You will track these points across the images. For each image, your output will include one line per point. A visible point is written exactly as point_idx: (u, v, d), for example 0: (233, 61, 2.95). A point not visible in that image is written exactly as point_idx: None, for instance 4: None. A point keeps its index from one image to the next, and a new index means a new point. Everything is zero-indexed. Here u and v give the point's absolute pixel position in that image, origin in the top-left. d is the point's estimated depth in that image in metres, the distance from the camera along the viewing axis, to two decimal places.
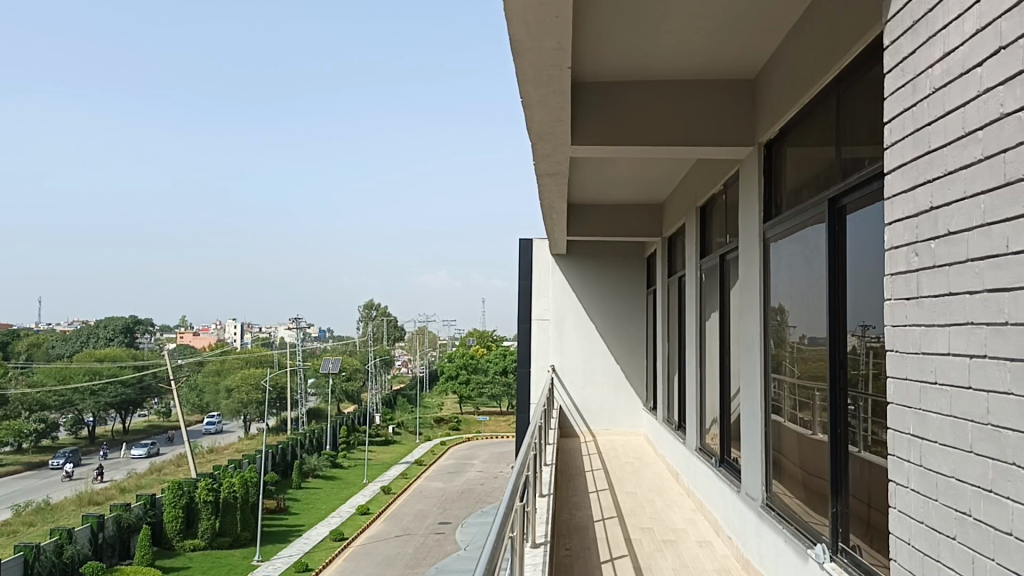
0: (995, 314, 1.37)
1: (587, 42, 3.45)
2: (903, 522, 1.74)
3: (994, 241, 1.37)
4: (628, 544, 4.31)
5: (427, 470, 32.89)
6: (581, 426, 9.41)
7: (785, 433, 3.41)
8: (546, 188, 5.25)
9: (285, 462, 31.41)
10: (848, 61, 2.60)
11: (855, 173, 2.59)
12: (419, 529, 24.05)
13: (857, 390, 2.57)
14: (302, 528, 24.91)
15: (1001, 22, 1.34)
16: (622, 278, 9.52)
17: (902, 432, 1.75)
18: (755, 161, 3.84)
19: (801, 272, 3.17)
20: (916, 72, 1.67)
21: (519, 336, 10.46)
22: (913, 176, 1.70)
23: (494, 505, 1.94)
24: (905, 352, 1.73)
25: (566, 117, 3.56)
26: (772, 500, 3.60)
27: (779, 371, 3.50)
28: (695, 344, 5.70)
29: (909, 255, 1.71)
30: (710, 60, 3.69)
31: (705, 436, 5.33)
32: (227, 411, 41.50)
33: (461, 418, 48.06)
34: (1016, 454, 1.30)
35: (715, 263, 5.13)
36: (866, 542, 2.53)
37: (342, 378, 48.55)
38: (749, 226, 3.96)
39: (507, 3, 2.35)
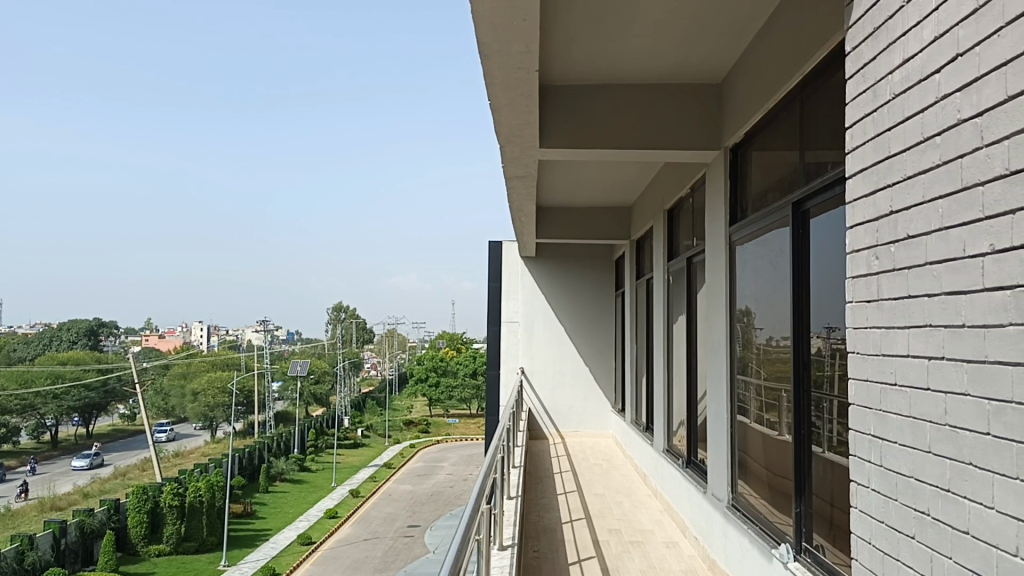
0: (953, 316, 1.39)
1: (556, 45, 3.46)
2: (864, 521, 1.76)
3: (952, 245, 1.39)
4: (596, 545, 4.33)
5: (395, 474, 32.75)
6: (550, 428, 9.44)
7: (750, 434, 3.44)
8: (514, 190, 5.24)
9: (252, 466, 31.13)
10: (811, 67, 2.64)
11: (818, 177, 2.63)
12: (388, 532, 23.96)
13: (822, 391, 2.60)
14: (270, 532, 24.72)
15: (958, 30, 1.37)
16: (591, 281, 9.56)
17: (863, 432, 1.77)
18: (721, 164, 3.88)
19: (767, 275, 3.20)
20: (876, 78, 1.70)
21: (487, 338, 10.48)
22: (873, 181, 1.72)
23: (461, 507, 1.93)
24: (866, 353, 1.76)
25: (534, 121, 3.56)
26: (738, 500, 3.63)
27: (745, 372, 3.54)
28: (663, 347, 5.73)
29: (869, 258, 1.74)
30: (677, 63, 3.71)
31: (672, 437, 5.37)
32: (193, 414, 41.06)
33: (430, 421, 47.91)
34: (972, 453, 1.33)
35: (682, 265, 5.17)
36: (828, 542, 2.56)
37: (310, 381, 48.23)
38: (715, 229, 3.99)
39: (475, 5, 2.35)
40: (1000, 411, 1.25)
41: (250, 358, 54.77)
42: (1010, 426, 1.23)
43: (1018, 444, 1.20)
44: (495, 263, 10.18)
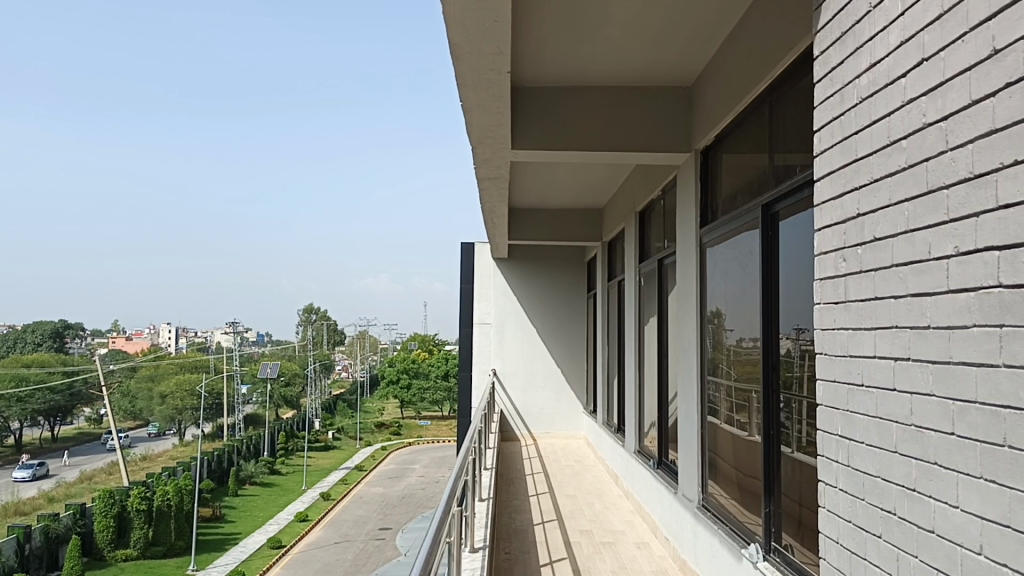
0: (919, 318, 1.41)
1: (528, 47, 3.46)
2: (832, 521, 1.78)
3: (918, 246, 1.41)
4: (568, 546, 4.35)
5: (367, 477, 32.62)
6: (522, 430, 9.44)
7: (720, 434, 3.47)
8: (486, 191, 5.23)
9: (222, 469, 30.88)
10: (781, 70, 2.66)
11: (787, 179, 2.65)
12: (359, 535, 23.84)
13: (791, 392, 2.62)
14: (239, 536, 24.56)
15: (923, 35, 1.39)
16: (563, 282, 9.58)
17: (831, 432, 1.79)
18: (691, 166, 3.91)
19: (736, 277, 3.23)
20: (843, 82, 1.72)
21: (460, 340, 10.47)
22: (840, 183, 1.74)
23: (432, 509, 1.92)
24: (833, 355, 1.78)
25: (505, 122, 3.56)
26: (708, 501, 3.65)
27: (715, 374, 3.57)
28: (634, 348, 5.76)
29: (837, 260, 1.75)
30: (647, 66, 3.72)
31: (643, 438, 5.39)
32: (160, 417, 40.61)
33: (401, 423, 47.78)
34: (938, 453, 1.34)
35: (653, 267, 5.21)
36: (797, 541, 2.58)
37: (281, 383, 47.90)
38: (686, 231, 4.02)
39: (447, 5, 2.35)
40: (965, 411, 1.27)
41: (219, 361, 54.28)
42: (974, 426, 1.24)
43: (982, 444, 1.22)
44: (467, 264, 10.17)
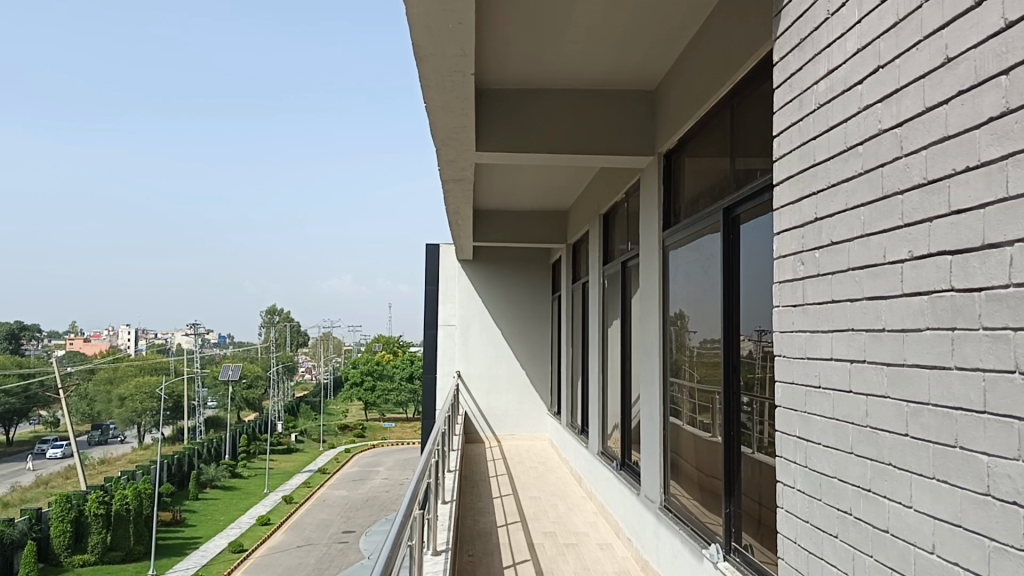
0: (874, 321, 1.43)
1: (493, 49, 3.46)
2: (790, 520, 1.80)
3: (873, 251, 1.43)
4: (530, 548, 4.36)
5: (330, 479, 32.43)
6: (486, 432, 9.44)
7: (682, 435, 3.50)
8: (451, 192, 5.21)
9: (181, 473, 30.48)
10: (742, 76, 2.70)
11: (747, 183, 2.69)
12: (322, 539, 23.67)
13: (753, 393, 2.65)
14: (199, 540, 24.24)
15: (879, 43, 1.41)
16: (527, 284, 9.60)
17: (788, 434, 1.81)
18: (656, 169, 3.94)
19: (698, 280, 3.26)
20: (802, 88, 1.74)
21: (424, 342, 10.44)
22: (798, 189, 1.76)
23: (393, 513, 1.91)
24: (791, 357, 1.80)
25: (469, 124, 3.56)
26: (670, 502, 3.68)
27: (678, 375, 3.60)
28: (597, 350, 5.79)
29: (795, 263, 1.78)
30: (612, 68, 3.74)
31: (606, 440, 5.41)
32: (119, 419, 40.00)
33: (365, 425, 47.55)
34: (891, 454, 1.37)
35: (617, 269, 5.24)
36: (756, 541, 2.61)
37: (241, 385, 47.39)
38: (648, 234, 4.06)
39: (410, 7, 2.34)
40: (919, 413, 1.29)
41: (179, 362, 53.62)
42: (927, 427, 1.26)
43: (935, 445, 1.24)
44: (432, 265, 10.16)
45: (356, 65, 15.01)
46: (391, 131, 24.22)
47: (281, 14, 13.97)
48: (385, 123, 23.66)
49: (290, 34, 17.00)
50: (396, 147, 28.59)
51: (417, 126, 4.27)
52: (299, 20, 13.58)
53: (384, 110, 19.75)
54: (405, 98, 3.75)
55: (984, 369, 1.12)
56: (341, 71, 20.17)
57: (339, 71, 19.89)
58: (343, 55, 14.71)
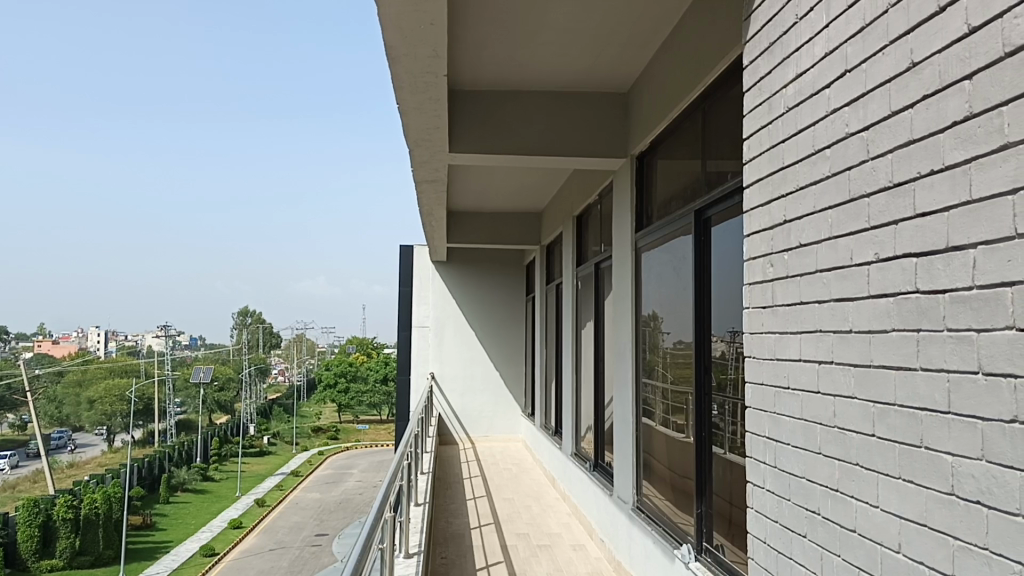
0: (840, 323, 1.45)
1: (465, 51, 3.45)
2: (760, 521, 1.81)
3: (841, 253, 1.45)
4: (504, 549, 4.35)
5: (303, 482, 32.27)
6: (460, 433, 9.41)
7: (655, 436, 3.52)
8: (425, 193, 5.20)
9: (152, 476, 30.19)
10: (712, 79, 2.71)
11: (718, 186, 2.71)
12: (294, 541, 23.59)
13: (724, 394, 2.66)
14: (170, 544, 24.05)
15: (846, 48, 1.43)
16: (501, 285, 9.59)
17: (758, 434, 1.82)
18: (628, 171, 3.96)
19: (671, 280, 3.27)
20: (771, 91, 1.76)
21: (398, 344, 10.43)
22: (768, 191, 1.78)
23: (364, 515, 1.90)
24: (761, 358, 1.81)
25: (443, 125, 3.55)
26: (642, 503, 3.69)
27: (651, 376, 3.61)
28: (571, 351, 5.80)
29: (765, 265, 1.79)
30: (585, 71, 3.75)
31: (580, 442, 5.42)
32: (88, 422, 39.51)
33: (339, 428, 47.35)
34: (858, 454, 1.38)
35: (590, 271, 5.25)
36: (728, 541, 2.62)
37: (213, 387, 47.02)
38: (621, 236, 4.07)
39: (381, 8, 2.33)
40: (884, 414, 1.30)
41: (151, 364, 53.18)
42: (894, 428, 1.28)
43: (901, 446, 1.25)
44: (406, 266, 10.14)
45: (329, 65, 14.95)
46: (365, 131, 24.16)
47: (252, 13, 13.87)
48: (359, 124, 23.61)
49: (261, 33, 16.89)
50: (370, 147, 28.52)
51: (389, 126, 4.25)
52: (271, 22, 13.52)
53: (358, 110, 19.69)
54: (377, 98, 3.73)
55: (948, 370, 1.14)
56: (315, 71, 20.12)
57: (314, 71, 19.83)
58: (316, 54, 14.63)
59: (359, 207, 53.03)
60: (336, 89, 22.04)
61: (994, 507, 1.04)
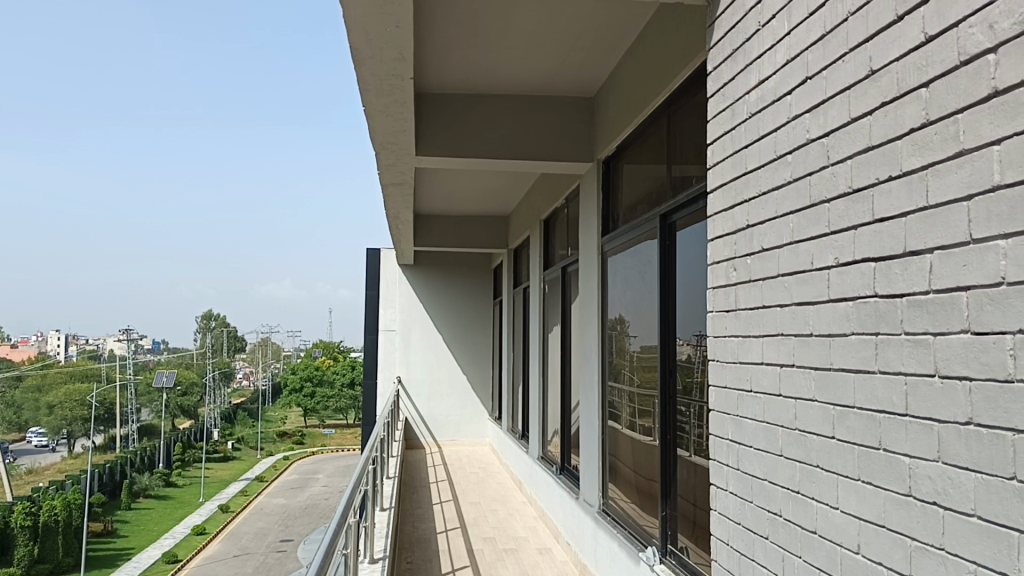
0: (802, 326, 1.46)
1: (432, 55, 3.44)
2: (722, 523, 1.82)
3: (801, 258, 1.47)
4: (470, 554, 4.34)
5: (268, 487, 31.97)
6: (426, 437, 9.35)
7: (621, 439, 3.53)
8: (390, 197, 5.16)
9: (113, 482, 29.85)
10: (677, 85, 2.74)
11: (682, 191, 2.73)
12: (259, 547, 23.32)
13: (689, 397, 2.67)
14: (132, 551, 23.72)
15: (807, 55, 1.45)
16: (468, 288, 9.58)
17: (721, 437, 1.84)
18: (595, 175, 3.99)
19: (636, 285, 3.29)
20: (734, 98, 1.77)
21: (365, 348, 10.38)
22: (731, 196, 1.80)
23: (329, 521, 1.88)
24: (724, 361, 1.83)
25: (409, 127, 3.53)
26: (608, 506, 3.70)
27: (617, 379, 3.63)
28: (538, 354, 5.81)
29: (728, 270, 1.81)
30: (551, 75, 3.76)
31: (547, 445, 5.42)
32: (48, 428, 38.86)
33: (305, 433, 47.00)
34: (819, 456, 1.40)
35: (556, 274, 5.27)
36: (692, 543, 2.65)
37: (176, 392, 46.48)
38: (588, 240, 4.09)
39: (346, 10, 2.32)
40: (845, 416, 1.32)
41: (112, 369, 52.40)
42: (852, 430, 1.29)
43: (861, 448, 1.27)
44: (373, 270, 10.12)
45: (295, 69, 14.88)
46: (331, 135, 24.09)
47: (217, 17, 13.77)
48: (325, 127, 23.55)
49: (226, 38, 16.85)
50: (336, 150, 28.45)
51: (355, 127, 4.22)
52: (234, 26, 13.42)
53: (326, 115, 19.65)
54: (343, 100, 3.70)
55: (905, 373, 1.16)
56: (282, 75, 20.04)
57: (282, 77, 19.68)
58: (282, 60, 14.53)
59: (326, 212, 52.82)
60: (303, 95, 21.93)
61: (949, 507, 1.05)
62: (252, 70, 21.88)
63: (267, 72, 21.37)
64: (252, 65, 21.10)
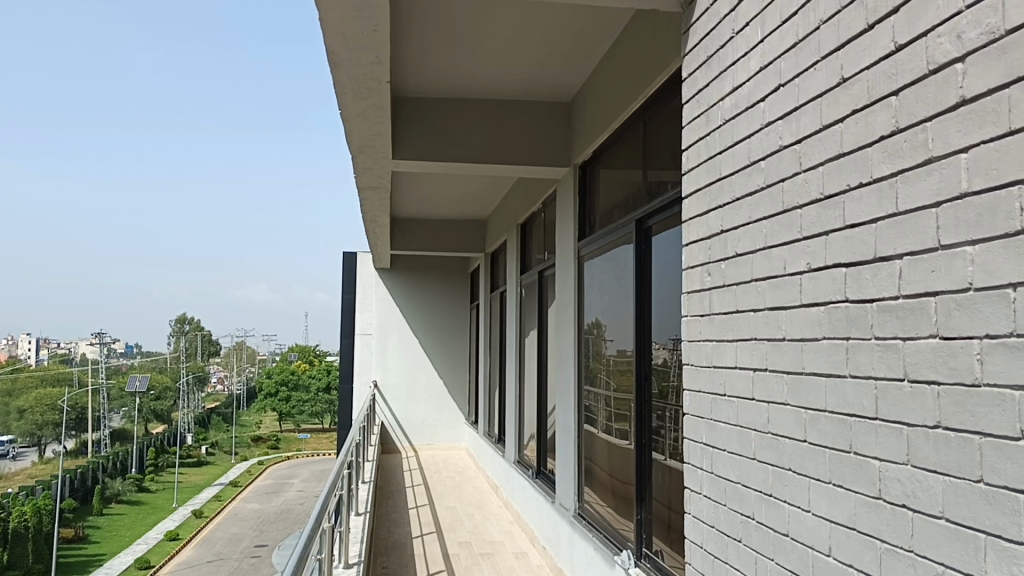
0: (774, 331, 1.48)
1: (410, 58, 3.44)
2: (697, 526, 1.83)
3: (774, 263, 1.48)
4: (446, 558, 4.33)
5: (243, 492, 31.75)
6: (403, 442, 9.31)
7: (597, 442, 3.55)
8: (368, 200, 5.15)
9: (84, 487, 29.58)
10: (653, 90, 2.76)
11: (658, 196, 2.75)
12: (233, 553, 23.17)
13: (665, 400, 2.69)
14: (104, 557, 23.50)
15: (780, 62, 1.46)
16: (445, 292, 9.58)
17: (696, 440, 1.85)
18: (572, 180, 4.01)
19: (612, 289, 3.31)
20: (709, 104, 1.79)
21: (341, 352, 10.32)
22: (705, 202, 1.81)
23: (303, 527, 1.87)
24: (698, 366, 1.84)
25: (386, 131, 3.53)
26: (584, 509, 3.71)
27: (593, 383, 3.64)
28: (515, 359, 5.81)
29: (702, 275, 1.82)
30: (528, 80, 3.77)
31: (523, 449, 5.43)
32: (18, 432, 38.34)
33: (281, 437, 46.72)
34: (790, 460, 1.41)
35: (534, 279, 5.28)
36: (666, 546, 2.65)
37: (149, 397, 46.06)
38: (564, 244, 4.11)
39: (322, 13, 2.31)
40: (816, 420, 1.33)
41: (84, 374, 51.81)
42: (824, 433, 1.31)
43: (832, 451, 1.28)
44: (349, 274, 10.07)
45: (272, 72, 14.79)
46: (308, 138, 23.99)
47: (192, 19, 13.67)
48: (302, 131, 23.47)
49: (202, 40, 16.76)
50: (313, 153, 28.34)
51: (332, 130, 4.20)
52: (210, 28, 13.34)
53: (302, 118, 19.57)
54: (319, 103, 3.69)
55: (875, 377, 1.17)
56: (257, 78, 19.95)
57: (260, 81, 19.57)
58: (260, 64, 14.44)
59: (303, 216, 52.59)
60: (281, 100, 21.83)
61: (919, 510, 1.07)
62: (229, 74, 21.74)
63: (245, 76, 21.24)
64: (231, 69, 20.97)
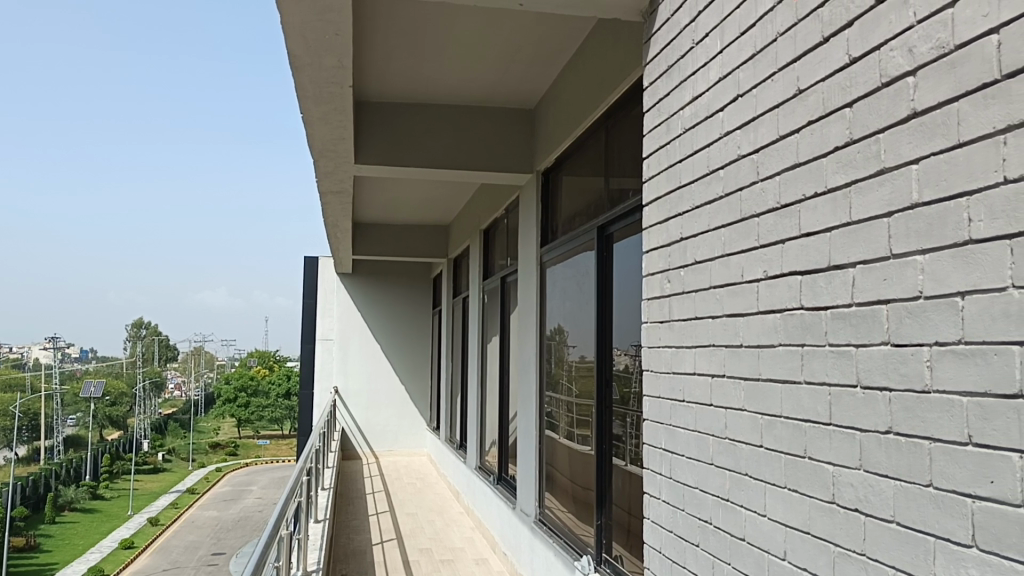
0: (732, 336, 1.50)
1: (372, 62, 3.42)
2: (655, 531, 1.84)
3: (732, 270, 1.50)
4: (406, 564, 4.31)
5: (200, 500, 31.29)
6: (364, 448, 9.26)
7: (558, 448, 3.56)
8: (329, 205, 5.11)
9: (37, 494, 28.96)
10: (616, 98, 2.78)
11: (619, 203, 2.77)
12: (190, 562, 22.79)
13: (626, 407, 2.71)
14: (56, 567, 23.02)
15: (738, 73, 1.49)
16: (406, 297, 9.55)
17: (655, 446, 1.86)
18: (534, 187, 4.03)
19: (574, 296, 3.33)
20: (669, 112, 1.81)
21: (302, 358, 10.22)
22: (666, 209, 1.83)
23: (260, 535, 1.84)
24: (658, 371, 1.85)
25: (349, 135, 3.51)
26: (545, 515, 3.72)
27: (554, 389, 3.65)
28: (476, 365, 5.81)
29: (663, 281, 1.83)
30: (491, 86, 3.78)
31: (484, 455, 5.43)
32: None
33: (239, 444, 46.11)
34: (747, 465, 1.43)
35: (496, 284, 5.28)
36: (626, 551, 2.67)
37: (104, 403, 45.18)
38: (527, 250, 4.12)
39: (284, 16, 2.30)
40: (772, 425, 1.35)
41: (35, 379, 50.61)
42: (780, 438, 1.32)
43: (789, 455, 1.30)
44: (310, 279, 10.00)
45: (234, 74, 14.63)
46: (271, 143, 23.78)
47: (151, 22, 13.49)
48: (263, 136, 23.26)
49: (162, 42, 16.55)
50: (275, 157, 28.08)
51: (293, 133, 4.17)
52: (170, 31, 13.18)
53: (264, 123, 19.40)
54: (280, 106, 3.66)
55: (829, 383, 1.19)
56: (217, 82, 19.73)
57: (221, 85, 19.22)
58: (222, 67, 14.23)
59: (263, 220, 52.06)
60: (244, 105, 21.54)
61: (871, 514, 1.09)
62: (188, 76, 21.47)
63: (206, 80, 20.98)
64: (191, 72, 20.72)
